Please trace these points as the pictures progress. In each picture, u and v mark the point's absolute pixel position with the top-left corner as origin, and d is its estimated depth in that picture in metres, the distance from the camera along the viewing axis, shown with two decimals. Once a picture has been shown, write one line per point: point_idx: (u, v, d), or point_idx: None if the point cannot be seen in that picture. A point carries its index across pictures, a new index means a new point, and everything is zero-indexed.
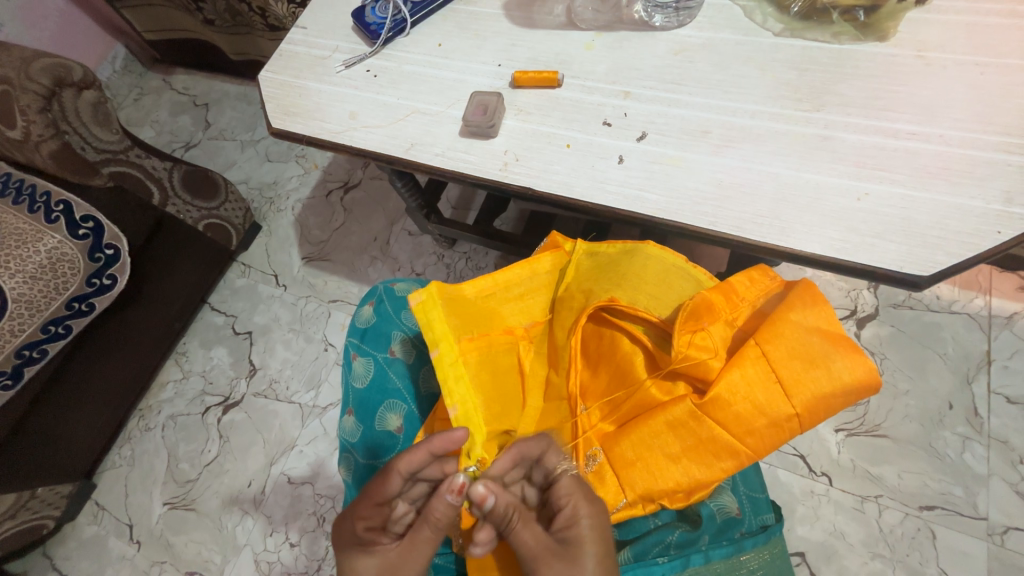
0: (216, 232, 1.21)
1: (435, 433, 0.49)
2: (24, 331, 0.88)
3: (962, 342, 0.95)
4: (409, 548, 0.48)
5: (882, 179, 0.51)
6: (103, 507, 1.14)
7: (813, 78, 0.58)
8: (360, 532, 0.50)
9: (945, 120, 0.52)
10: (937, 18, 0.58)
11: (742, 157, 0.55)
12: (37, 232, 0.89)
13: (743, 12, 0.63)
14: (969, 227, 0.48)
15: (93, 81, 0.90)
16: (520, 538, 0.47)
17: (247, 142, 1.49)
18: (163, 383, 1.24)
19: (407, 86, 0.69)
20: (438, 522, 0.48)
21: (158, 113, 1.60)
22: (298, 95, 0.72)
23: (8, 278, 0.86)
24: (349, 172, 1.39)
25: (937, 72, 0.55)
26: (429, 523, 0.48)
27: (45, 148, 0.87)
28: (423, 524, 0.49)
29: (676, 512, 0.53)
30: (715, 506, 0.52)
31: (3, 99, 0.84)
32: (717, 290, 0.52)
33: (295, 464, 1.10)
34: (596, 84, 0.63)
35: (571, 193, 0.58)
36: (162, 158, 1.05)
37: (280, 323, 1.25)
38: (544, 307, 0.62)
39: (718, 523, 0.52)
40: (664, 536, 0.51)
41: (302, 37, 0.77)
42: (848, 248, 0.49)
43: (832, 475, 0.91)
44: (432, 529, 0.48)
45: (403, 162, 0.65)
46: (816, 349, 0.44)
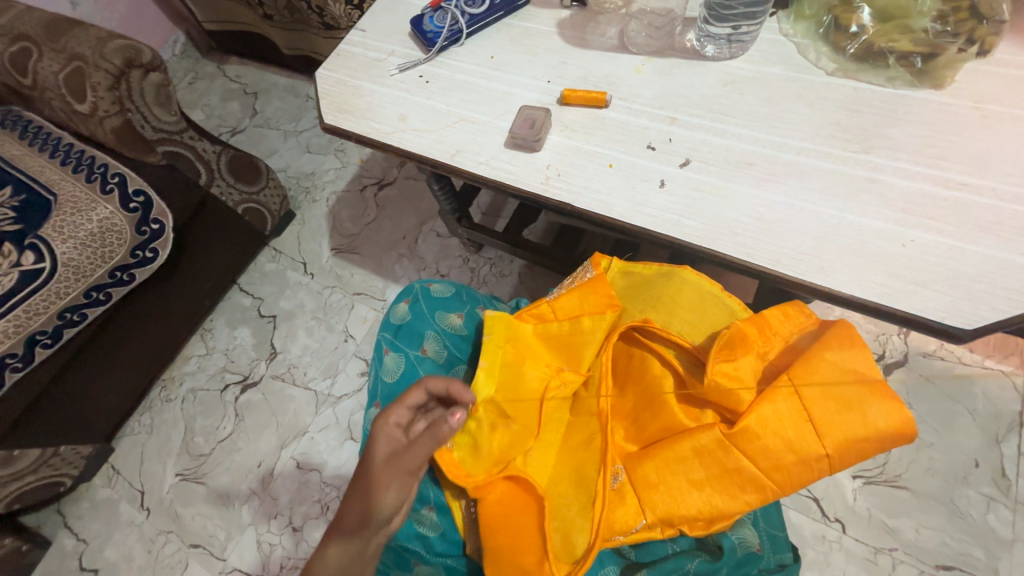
0: (253, 217, 1.25)
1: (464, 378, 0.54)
2: (68, 294, 0.92)
3: (993, 400, 0.92)
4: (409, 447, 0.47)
5: (928, 228, 0.51)
6: (118, 472, 1.17)
7: (864, 120, 0.58)
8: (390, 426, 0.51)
9: (999, 174, 0.52)
10: (998, 70, 0.57)
11: (785, 192, 0.55)
12: (92, 202, 0.93)
13: (796, 49, 0.64)
14: (1017, 284, 0.47)
15: (159, 64, 0.95)
16: None
17: (290, 132, 1.54)
18: (187, 356, 1.28)
19: (457, 94, 0.71)
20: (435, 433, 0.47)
21: (209, 97, 1.67)
22: (352, 95, 0.75)
23: (61, 243, 0.90)
24: (385, 170, 1.42)
25: (992, 125, 0.54)
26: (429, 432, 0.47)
27: (108, 123, 0.93)
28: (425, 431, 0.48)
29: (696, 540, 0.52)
30: (736, 538, 0.52)
31: (76, 74, 0.90)
32: (751, 322, 0.51)
33: (306, 449, 1.12)
34: (644, 107, 0.64)
35: (610, 213, 0.59)
36: (213, 141, 1.09)
37: (304, 310, 1.28)
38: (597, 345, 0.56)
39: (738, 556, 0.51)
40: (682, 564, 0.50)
41: (360, 40, 0.80)
42: (888, 293, 0.49)
43: (845, 522, 0.88)
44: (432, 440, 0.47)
45: (447, 167, 0.67)
46: (852, 392, 0.44)
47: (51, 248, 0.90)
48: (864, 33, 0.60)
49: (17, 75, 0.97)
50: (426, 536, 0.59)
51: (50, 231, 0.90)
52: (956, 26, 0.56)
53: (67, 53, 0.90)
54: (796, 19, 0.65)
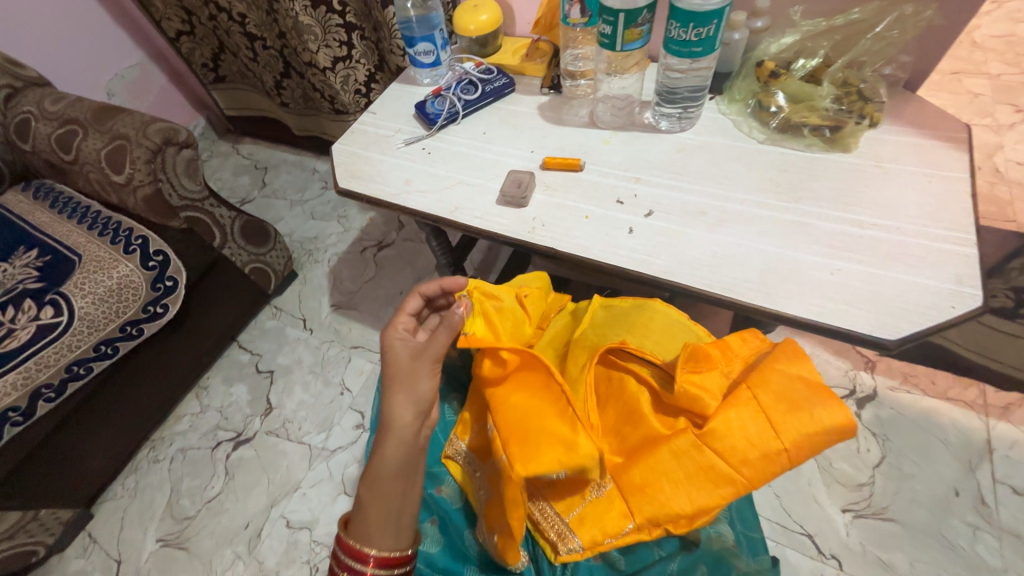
0: (259, 276, 1.33)
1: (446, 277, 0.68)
2: (79, 347, 0.96)
3: (961, 429, 0.97)
4: (434, 336, 0.58)
5: (852, 259, 0.61)
6: (95, 540, 1.12)
7: (790, 177, 0.70)
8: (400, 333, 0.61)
9: (903, 216, 0.63)
10: (892, 139, 0.71)
11: (732, 234, 0.66)
12: (114, 261, 1.01)
13: (732, 124, 0.78)
14: (930, 302, 0.56)
15: (192, 142, 1.08)
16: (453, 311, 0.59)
17: (297, 201, 1.68)
18: (180, 415, 1.28)
19: (455, 163, 0.84)
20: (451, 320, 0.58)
21: (223, 172, 1.82)
22: (363, 164, 0.87)
23: (80, 298, 0.96)
24: (384, 233, 1.54)
25: (892, 179, 0.67)
26: (445, 320, 0.59)
27: (141, 191, 1.03)
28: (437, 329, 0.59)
29: (680, 542, 0.58)
30: (713, 531, 0.59)
31: (117, 150, 1.01)
32: (714, 344, 0.59)
33: (297, 507, 1.10)
34: (612, 170, 0.77)
35: (587, 254, 0.68)
36: (229, 208, 1.20)
37: (302, 364, 1.32)
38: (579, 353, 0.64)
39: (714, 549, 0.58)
40: (665, 564, 0.56)
41: (371, 120, 0.94)
42: (826, 312, 0.57)
43: (842, 559, 0.89)
44: (448, 326, 0.58)
45: (446, 221, 0.77)
46: (801, 395, 0.51)
47: (70, 302, 0.96)
48: (781, 111, 0.74)
49: (60, 152, 1.09)
50: (429, 554, 0.65)
51: (71, 287, 0.97)
52: (850, 105, 0.71)
53: (111, 133, 1.03)
54: (730, 101, 0.80)
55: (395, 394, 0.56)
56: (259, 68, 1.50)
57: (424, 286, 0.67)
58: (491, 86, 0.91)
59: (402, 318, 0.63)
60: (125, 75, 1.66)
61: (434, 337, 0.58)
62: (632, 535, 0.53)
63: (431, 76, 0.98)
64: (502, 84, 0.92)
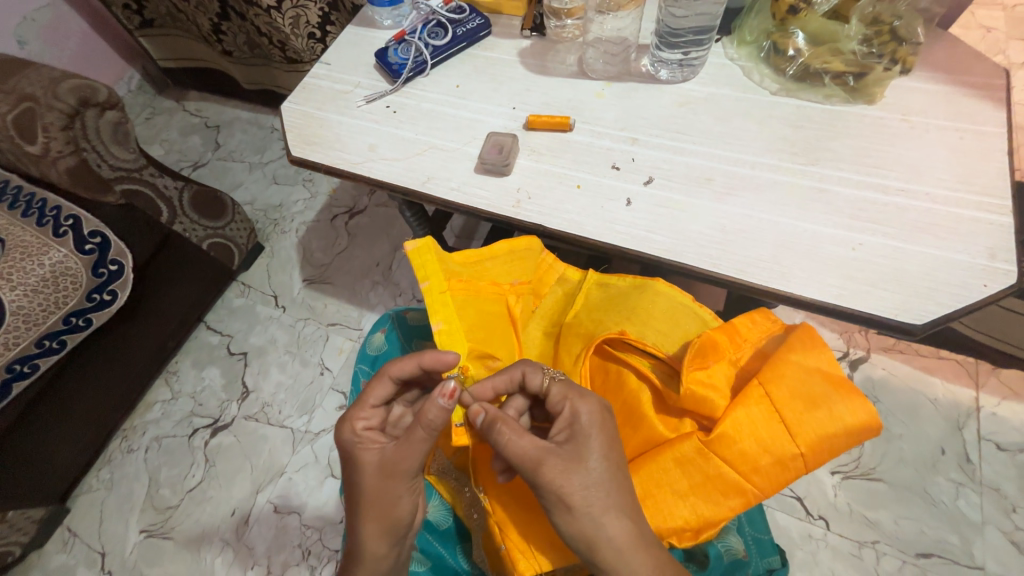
0: (220, 252, 1.22)
1: (426, 350, 0.57)
2: (18, 344, 0.86)
3: (951, 388, 0.97)
4: (408, 448, 0.51)
5: (874, 232, 0.54)
6: (75, 534, 1.08)
7: (807, 134, 0.62)
8: (361, 431, 0.55)
9: (931, 179, 0.57)
10: (920, 86, 0.63)
11: (743, 205, 0.59)
12: (44, 246, 0.87)
13: (741, 71, 0.68)
14: (957, 279, 0.51)
15: (116, 102, 0.94)
16: (431, 409, 0.50)
17: (256, 165, 1.52)
18: (151, 403, 1.21)
19: (426, 123, 0.72)
20: (429, 424, 0.51)
21: (169, 133, 1.63)
22: (319, 127, 0.75)
23: (8, 290, 0.84)
24: (355, 199, 1.42)
25: (920, 135, 0.60)
26: (421, 425, 0.51)
27: (62, 164, 0.88)
28: (417, 426, 0.51)
29: (684, 553, 0.58)
30: (722, 545, 0.58)
31: (25, 116, 0.85)
32: (722, 330, 0.56)
33: (283, 492, 1.07)
34: (606, 130, 0.67)
35: (580, 231, 0.60)
36: (174, 177, 1.07)
37: (276, 345, 1.24)
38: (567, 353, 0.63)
39: (726, 563, 0.57)
40: None
41: (325, 73, 0.81)
42: (844, 294, 0.52)
43: (829, 519, 0.90)
44: (425, 431, 0.51)
45: (418, 194, 0.67)
46: (818, 392, 0.48)
47: None
48: (800, 56, 0.65)
49: None
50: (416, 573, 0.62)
51: None
52: (880, 48, 0.62)
53: (11, 93, 0.85)
54: (739, 44, 0.70)
55: (368, 518, 0.52)
56: (193, 9, 1.29)
57: (394, 368, 0.56)
58: (464, 28, 0.78)
59: (364, 411, 0.56)
60: (37, 19, 1.42)
61: (408, 447, 0.51)
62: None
63: (393, 16, 0.84)
64: (476, 25, 0.78)
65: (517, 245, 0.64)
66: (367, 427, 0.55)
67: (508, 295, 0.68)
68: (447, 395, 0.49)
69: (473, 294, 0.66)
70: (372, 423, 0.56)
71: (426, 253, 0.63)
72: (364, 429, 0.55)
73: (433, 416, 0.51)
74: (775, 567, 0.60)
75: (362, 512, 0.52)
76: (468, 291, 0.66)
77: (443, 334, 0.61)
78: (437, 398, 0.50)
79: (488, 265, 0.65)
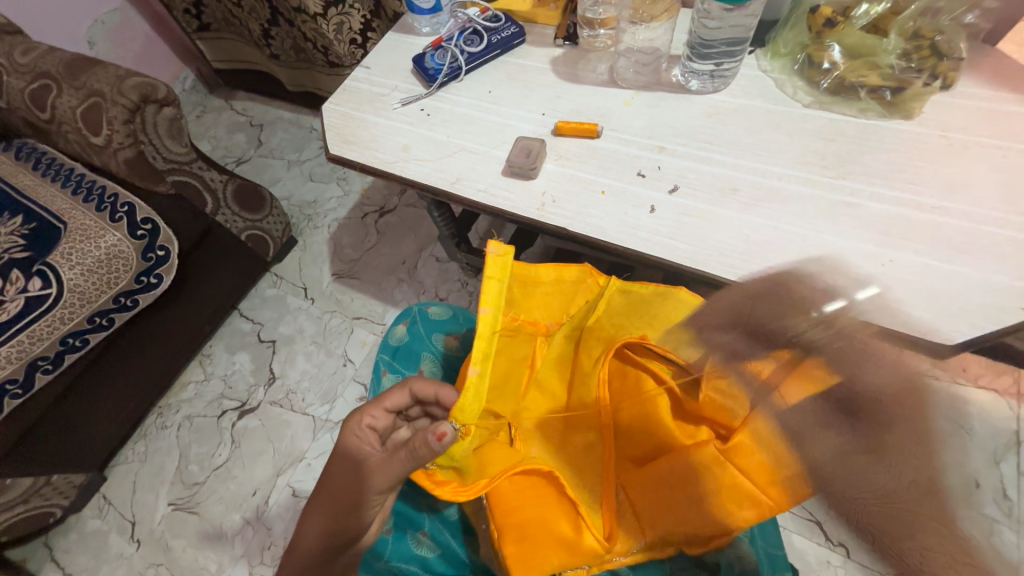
0: (257, 243, 1.28)
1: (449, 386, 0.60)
2: (73, 319, 0.92)
3: (989, 419, 0.92)
4: (385, 466, 0.52)
5: (905, 248, 0.53)
6: (110, 502, 1.15)
7: (840, 148, 0.61)
8: (364, 427, 0.57)
9: (969, 197, 0.55)
10: (961, 102, 0.61)
11: (768, 216, 0.58)
12: (101, 229, 0.95)
13: (774, 84, 0.68)
14: (992, 301, 0.49)
15: (173, 99, 0.99)
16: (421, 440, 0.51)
17: (294, 162, 1.59)
18: (185, 383, 1.28)
19: (458, 126, 0.75)
20: (415, 452, 0.51)
21: (217, 129, 1.73)
22: (357, 127, 0.79)
23: (68, 269, 0.91)
24: (386, 198, 1.46)
25: (961, 152, 0.58)
26: (407, 449, 0.51)
27: (121, 154, 0.96)
28: (403, 449, 0.52)
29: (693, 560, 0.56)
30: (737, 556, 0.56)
31: (93, 109, 0.94)
32: (743, 342, 0.55)
33: (302, 477, 1.11)
34: (633, 137, 0.68)
35: (603, 236, 0.61)
36: (220, 171, 1.13)
37: (303, 334, 1.29)
38: (583, 355, 0.66)
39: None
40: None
41: (365, 76, 0.85)
42: (871, 310, 0.51)
43: (850, 546, 0.87)
44: (407, 457, 0.51)
45: (446, 194, 0.70)
46: (841, 408, 0.48)
47: (58, 274, 0.91)
48: (835, 69, 0.64)
49: (35, 109, 1.01)
50: (424, 558, 0.63)
51: (58, 257, 0.91)
52: (920, 63, 0.61)
53: (84, 89, 0.94)
54: (773, 56, 0.70)
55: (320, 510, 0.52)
56: (246, 15, 1.38)
57: (417, 384, 0.60)
58: (498, 36, 0.81)
59: (376, 410, 0.59)
60: (106, 21, 1.53)
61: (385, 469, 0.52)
62: (637, 555, 0.56)
63: (431, 24, 0.87)
64: (511, 34, 0.81)
65: (565, 277, 0.68)
66: (371, 426, 0.58)
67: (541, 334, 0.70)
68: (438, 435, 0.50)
69: (513, 334, 0.67)
70: (378, 422, 0.59)
71: (497, 273, 0.63)
72: (368, 427, 0.58)
73: (420, 445, 0.51)
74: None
75: (319, 502, 0.53)
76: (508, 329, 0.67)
77: (475, 382, 0.61)
78: (432, 430, 0.51)
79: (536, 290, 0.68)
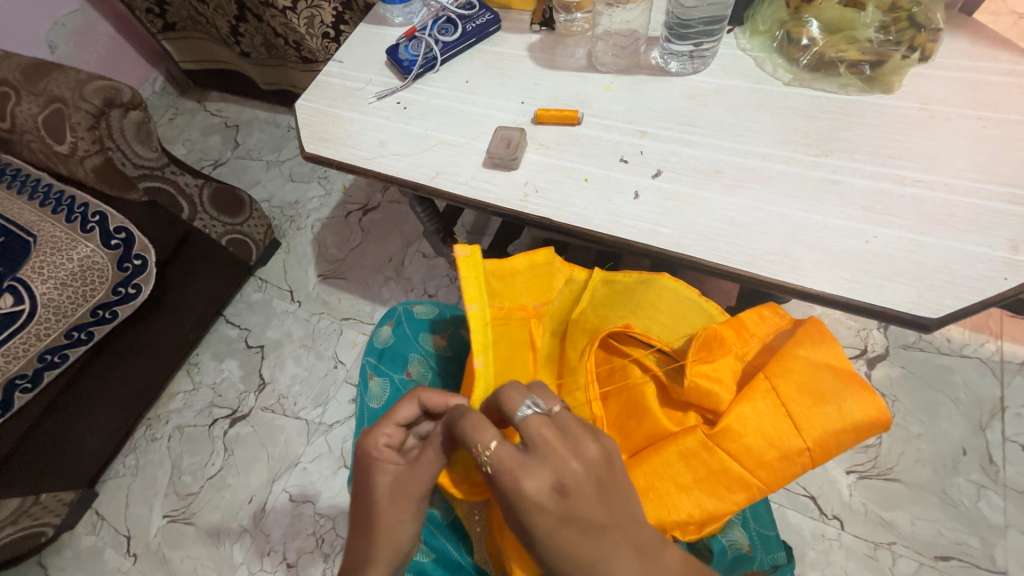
0: (238, 248, 1.25)
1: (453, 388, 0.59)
2: (49, 335, 0.90)
3: (974, 387, 0.94)
4: (416, 474, 0.52)
5: (889, 224, 0.53)
6: (103, 517, 1.13)
7: (821, 125, 0.61)
8: (382, 447, 0.54)
9: (950, 169, 0.55)
10: (941, 74, 0.61)
11: (753, 197, 0.58)
12: (72, 241, 0.91)
13: (754, 62, 0.67)
14: (976, 273, 0.50)
15: (139, 102, 0.95)
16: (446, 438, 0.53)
17: (273, 162, 1.56)
18: (173, 393, 1.25)
19: (435, 119, 0.73)
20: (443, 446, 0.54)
21: (191, 132, 1.68)
22: (332, 123, 0.77)
23: (41, 284, 0.88)
24: (369, 196, 1.44)
25: (941, 124, 0.58)
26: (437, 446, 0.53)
27: (89, 162, 0.93)
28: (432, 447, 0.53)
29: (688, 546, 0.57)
30: (727, 540, 0.57)
31: (55, 116, 0.90)
32: (727, 325, 0.57)
33: (298, 481, 1.10)
34: (614, 123, 0.67)
35: (588, 225, 0.60)
36: (194, 175, 1.09)
37: (292, 338, 1.27)
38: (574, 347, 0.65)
39: (729, 557, 0.56)
40: None
41: (338, 70, 0.82)
42: (856, 288, 0.51)
43: (843, 519, 0.88)
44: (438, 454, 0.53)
45: (427, 189, 0.68)
46: (827, 387, 0.49)
47: (30, 289, 0.88)
48: (814, 45, 0.64)
49: None
50: (420, 563, 0.64)
51: (28, 272, 0.88)
52: (897, 35, 0.60)
53: (45, 95, 0.90)
54: (752, 34, 0.69)
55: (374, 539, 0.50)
56: (212, 11, 1.33)
57: (426, 393, 0.57)
58: (473, 24, 0.79)
59: (388, 427, 0.55)
60: (66, 24, 1.47)
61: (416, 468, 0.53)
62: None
63: (404, 13, 0.85)
64: (485, 21, 0.79)
65: (537, 259, 0.62)
66: (387, 444, 0.55)
67: (534, 318, 0.67)
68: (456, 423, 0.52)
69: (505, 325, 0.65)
70: (393, 439, 0.55)
71: (471, 272, 0.60)
72: (386, 445, 0.54)
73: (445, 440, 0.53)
74: (780, 563, 0.61)
75: (366, 532, 0.51)
76: (497, 320, 0.64)
77: (482, 374, 0.59)
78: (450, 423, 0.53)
79: (520, 281, 0.64)
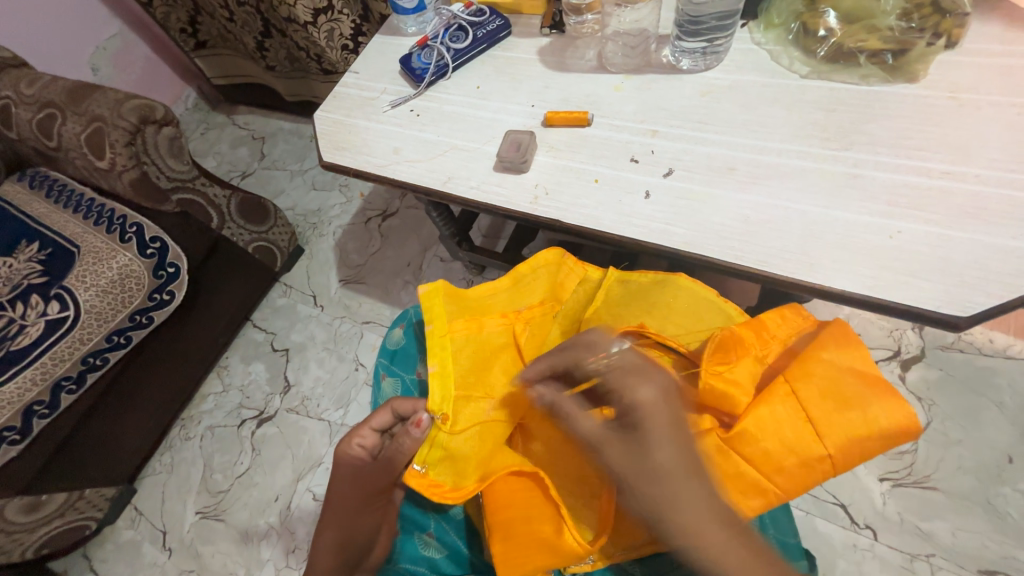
0: (264, 255, 1.30)
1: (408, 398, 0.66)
2: (91, 339, 0.95)
3: (1020, 390, 0.88)
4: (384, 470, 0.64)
5: (915, 219, 0.51)
6: (141, 512, 1.19)
7: (840, 118, 0.59)
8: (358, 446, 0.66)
9: (982, 160, 0.52)
10: (972, 60, 0.58)
11: (768, 194, 0.56)
12: (112, 251, 0.97)
13: (769, 56, 0.66)
14: (1011, 268, 0.47)
15: (171, 118, 1.00)
16: (407, 443, 0.63)
17: (296, 172, 1.61)
18: (205, 395, 1.31)
19: (447, 125, 0.75)
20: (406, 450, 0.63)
21: (220, 145, 1.75)
22: (349, 132, 0.79)
23: (84, 291, 0.94)
24: (388, 202, 1.47)
25: (971, 113, 0.55)
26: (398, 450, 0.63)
27: (127, 176, 0.98)
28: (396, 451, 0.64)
29: None
30: None
31: (96, 134, 0.96)
32: (747, 326, 0.55)
33: (321, 481, 1.13)
34: (625, 123, 0.67)
35: (598, 226, 0.60)
36: (223, 186, 1.15)
37: (315, 341, 1.31)
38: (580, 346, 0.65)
39: None
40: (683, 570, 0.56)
41: (354, 81, 0.85)
42: (880, 286, 0.49)
43: (876, 528, 0.84)
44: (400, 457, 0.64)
45: (440, 194, 0.69)
46: (851, 391, 0.47)
47: (75, 296, 0.94)
48: (832, 36, 0.62)
49: (43, 138, 1.04)
50: (432, 558, 0.65)
51: (73, 281, 0.94)
52: (922, 22, 0.58)
53: (87, 114, 0.96)
54: (767, 28, 0.68)
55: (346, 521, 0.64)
56: (239, 29, 1.40)
57: (398, 402, 0.66)
58: (484, 30, 0.80)
59: (364, 433, 0.66)
60: (107, 47, 1.58)
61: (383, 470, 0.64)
62: (646, 548, 0.55)
63: (417, 23, 0.86)
64: (496, 27, 0.80)
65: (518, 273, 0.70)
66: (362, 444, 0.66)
67: (517, 324, 0.69)
68: (417, 428, 0.62)
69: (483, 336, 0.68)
70: (367, 441, 0.66)
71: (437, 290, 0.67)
72: (360, 445, 0.66)
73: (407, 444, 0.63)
74: (803, 572, 0.58)
75: (340, 515, 0.64)
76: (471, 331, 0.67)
77: (437, 376, 0.64)
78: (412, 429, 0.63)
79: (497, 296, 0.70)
